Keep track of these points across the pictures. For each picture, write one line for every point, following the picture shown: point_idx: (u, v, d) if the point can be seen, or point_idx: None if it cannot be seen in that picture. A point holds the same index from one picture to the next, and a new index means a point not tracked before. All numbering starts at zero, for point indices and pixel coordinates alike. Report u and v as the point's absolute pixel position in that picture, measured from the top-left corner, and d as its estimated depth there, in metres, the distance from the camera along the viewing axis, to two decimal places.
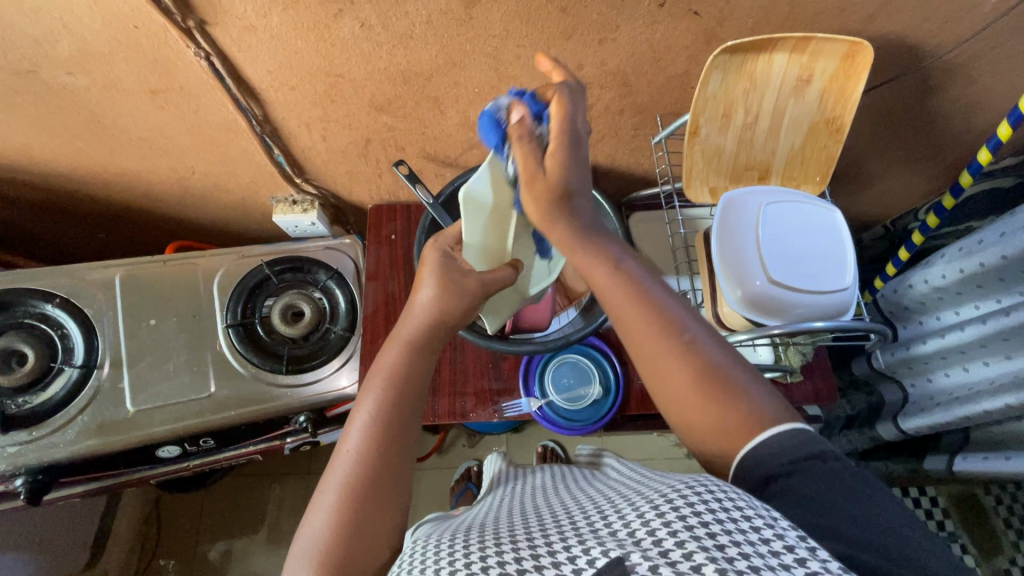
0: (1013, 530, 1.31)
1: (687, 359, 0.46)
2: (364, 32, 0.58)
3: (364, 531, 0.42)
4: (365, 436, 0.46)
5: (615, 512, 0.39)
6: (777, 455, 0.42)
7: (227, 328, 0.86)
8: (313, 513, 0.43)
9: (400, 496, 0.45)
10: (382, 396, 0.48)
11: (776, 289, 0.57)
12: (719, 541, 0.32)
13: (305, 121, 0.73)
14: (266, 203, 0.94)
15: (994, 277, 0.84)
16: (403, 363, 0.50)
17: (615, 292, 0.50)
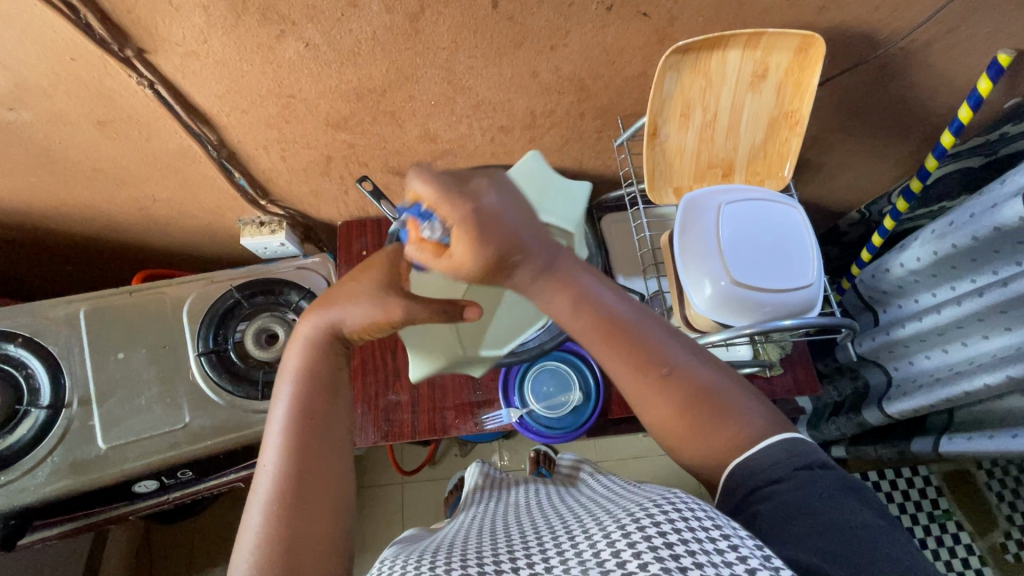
0: (1006, 503, 1.31)
1: (668, 391, 0.47)
2: (310, 52, 0.57)
3: (294, 545, 0.41)
4: (285, 452, 0.45)
5: (583, 530, 0.38)
6: (769, 468, 0.43)
7: (199, 357, 0.84)
8: (242, 535, 0.42)
9: (334, 495, 0.44)
10: (292, 401, 0.47)
11: (741, 289, 0.56)
12: (682, 561, 0.31)
13: (262, 143, 0.72)
14: (233, 226, 0.92)
15: (966, 258, 0.85)
16: (313, 368, 0.49)
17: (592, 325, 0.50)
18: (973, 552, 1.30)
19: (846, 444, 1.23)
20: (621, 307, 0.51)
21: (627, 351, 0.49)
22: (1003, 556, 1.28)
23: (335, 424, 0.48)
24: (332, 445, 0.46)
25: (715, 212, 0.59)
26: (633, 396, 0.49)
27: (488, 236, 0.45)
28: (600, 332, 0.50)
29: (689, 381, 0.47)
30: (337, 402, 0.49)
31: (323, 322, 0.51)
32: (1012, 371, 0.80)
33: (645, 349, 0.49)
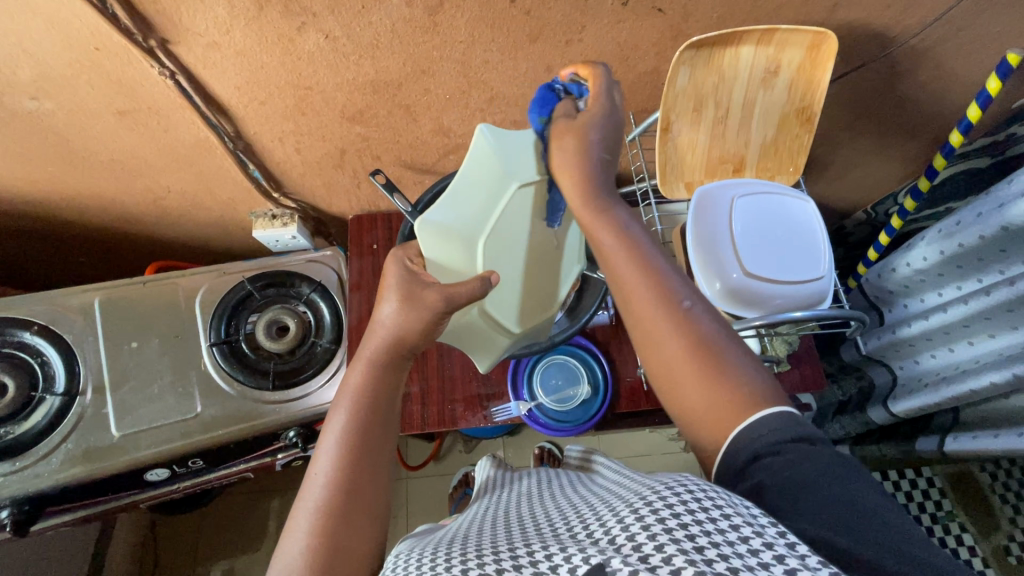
0: (1010, 506, 1.32)
1: (682, 327, 0.47)
2: (329, 44, 0.58)
3: (338, 555, 0.41)
4: (334, 460, 0.45)
5: (597, 516, 0.39)
6: (766, 437, 0.42)
7: (211, 347, 0.85)
8: (286, 539, 0.42)
9: (377, 509, 0.45)
10: (351, 412, 0.48)
11: (753, 281, 0.57)
12: (698, 543, 0.32)
13: (277, 136, 0.73)
14: (246, 218, 0.93)
15: (973, 257, 0.85)
16: (369, 382, 0.50)
17: (618, 252, 0.51)
18: (977, 554, 1.29)
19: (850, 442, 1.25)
20: (651, 248, 0.52)
21: (649, 287, 0.49)
22: (1005, 557, 1.28)
23: (389, 441, 0.49)
24: (384, 461, 0.47)
25: (733, 195, 0.61)
26: (647, 334, 0.49)
27: (603, 132, 0.53)
28: (628, 264, 0.51)
29: (701, 329, 0.47)
30: (392, 420, 0.50)
31: (377, 336, 0.53)
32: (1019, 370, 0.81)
33: (664, 286, 0.49)
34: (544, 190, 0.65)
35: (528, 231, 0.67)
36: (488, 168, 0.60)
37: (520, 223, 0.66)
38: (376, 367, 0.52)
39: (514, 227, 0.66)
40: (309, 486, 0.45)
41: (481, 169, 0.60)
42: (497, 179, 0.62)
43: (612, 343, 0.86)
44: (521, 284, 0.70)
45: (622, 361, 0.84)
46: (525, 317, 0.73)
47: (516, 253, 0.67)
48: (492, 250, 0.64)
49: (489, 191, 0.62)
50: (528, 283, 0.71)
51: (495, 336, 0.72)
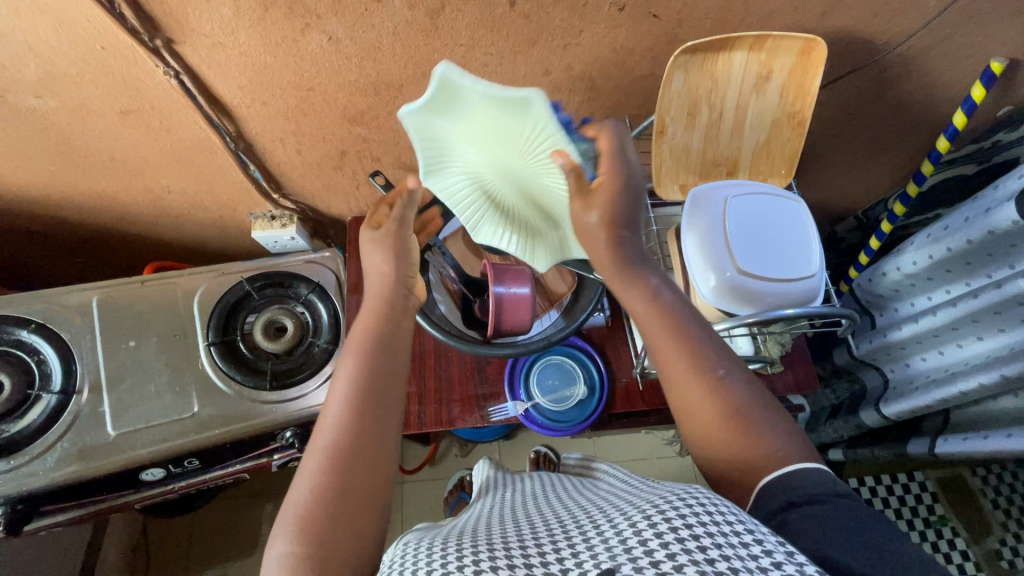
0: (1000, 510, 1.34)
1: (716, 397, 0.49)
2: (332, 45, 0.59)
3: (350, 502, 0.45)
4: (345, 403, 0.50)
5: (606, 520, 0.39)
6: (804, 487, 0.43)
7: (209, 346, 0.86)
8: (299, 480, 0.46)
9: (382, 468, 0.48)
10: (359, 359, 0.52)
11: (746, 278, 0.58)
12: (710, 555, 0.33)
13: (278, 136, 0.74)
14: (245, 220, 0.94)
15: (961, 261, 0.87)
16: (374, 329, 0.55)
17: (652, 319, 0.53)
18: (969, 558, 1.31)
19: (844, 447, 1.24)
20: (684, 312, 0.54)
21: (684, 356, 0.51)
22: (997, 561, 1.29)
23: (395, 387, 0.52)
24: (393, 417, 0.51)
25: (745, 192, 0.61)
26: (675, 395, 0.51)
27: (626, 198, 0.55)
28: (665, 331, 0.52)
29: (734, 396, 0.49)
30: (396, 374, 0.53)
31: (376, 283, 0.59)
32: (1009, 371, 0.82)
33: (699, 354, 0.51)
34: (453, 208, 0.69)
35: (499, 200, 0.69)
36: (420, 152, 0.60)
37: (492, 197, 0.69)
38: (379, 318, 0.56)
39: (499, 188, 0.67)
40: (319, 434, 0.49)
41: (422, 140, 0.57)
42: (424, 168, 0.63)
43: (608, 343, 0.86)
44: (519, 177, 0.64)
45: (619, 362, 0.85)
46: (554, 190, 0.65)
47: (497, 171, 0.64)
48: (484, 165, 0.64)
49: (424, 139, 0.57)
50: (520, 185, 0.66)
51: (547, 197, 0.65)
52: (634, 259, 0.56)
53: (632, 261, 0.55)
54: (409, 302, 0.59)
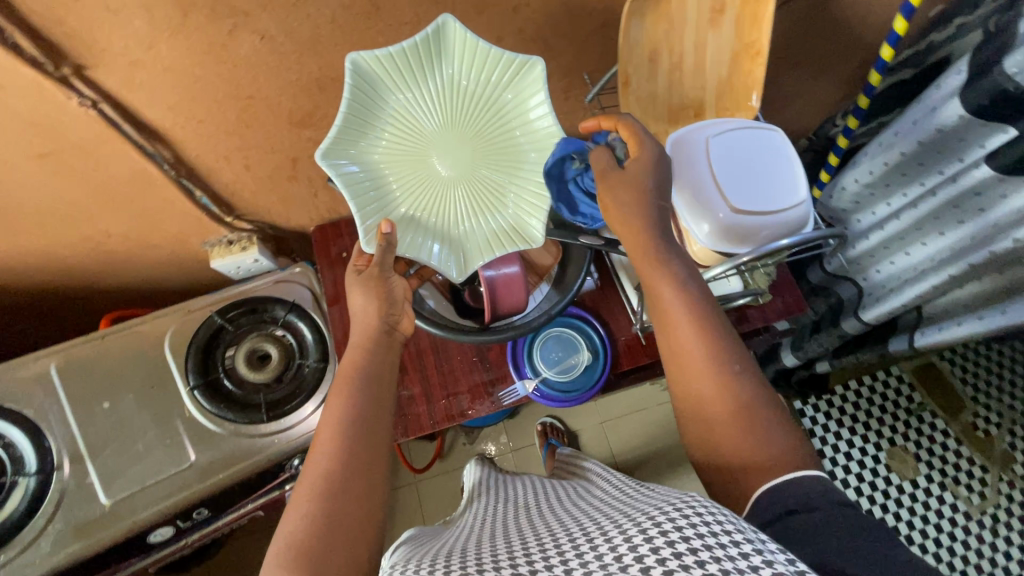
0: (969, 386, 1.45)
1: (728, 387, 0.49)
2: (266, 45, 0.54)
3: (346, 534, 0.42)
4: (341, 427, 0.48)
5: (602, 531, 0.38)
6: (797, 495, 0.42)
7: (192, 390, 0.80)
8: (292, 508, 0.43)
9: (376, 501, 0.46)
10: (353, 385, 0.52)
11: (740, 219, 0.54)
12: (703, 558, 0.31)
13: (222, 154, 0.68)
14: (201, 250, 0.88)
15: (914, 163, 0.93)
16: (366, 356, 0.55)
17: (672, 303, 0.52)
18: (950, 435, 1.42)
19: (830, 358, 1.30)
20: (706, 302, 0.52)
21: (699, 342, 0.50)
22: (973, 433, 1.41)
23: (385, 412, 0.52)
24: (385, 443, 0.50)
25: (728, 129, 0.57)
26: (683, 369, 0.51)
27: (657, 179, 0.53)
28: (686, 322, 0.51)
29: (746, 389, 0.49)
30: (384, 398, 0.53)
31: (359, 315, 0.58)
32: None
33: (713, 343, 0.50)
34: (351, 179, 0.59)
35: (439, 211, 0.64)
36: (369, 106, 0.58)
37: (425, 210, 0.64)
38: (367, 348, 0.56)
39: (442, 193, 0.64)
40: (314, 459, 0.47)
41: (365, 113, 0.58)
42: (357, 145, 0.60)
43: (601, 306, 0.86)
44: (451, 166, 0.64)
45: (616, 321, 0.85)
46: (481, 190, 0.65)
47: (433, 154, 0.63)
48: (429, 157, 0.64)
49: (378, 115, 0.60)
50: (447, 178, 0.64)
51: (503, 190, 0.65)
52: (660, 242, 0.53)
53: (661, 247, 0.53)
54: (389, 322, 0.58)
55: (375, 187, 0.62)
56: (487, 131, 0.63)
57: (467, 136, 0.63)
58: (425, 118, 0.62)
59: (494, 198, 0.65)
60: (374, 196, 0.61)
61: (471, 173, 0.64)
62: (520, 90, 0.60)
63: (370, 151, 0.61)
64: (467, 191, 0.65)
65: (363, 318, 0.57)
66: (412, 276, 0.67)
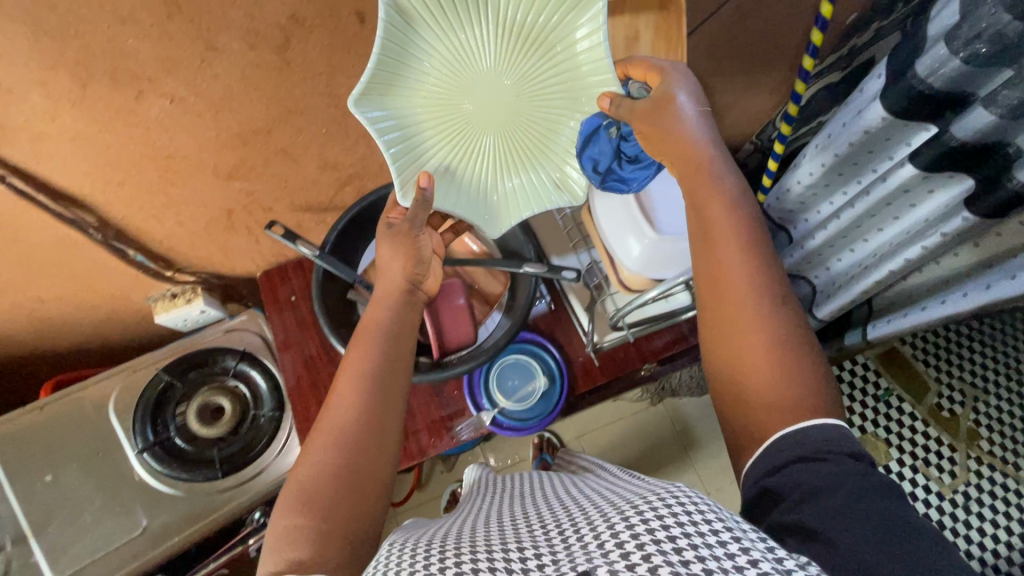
0: (932, 368, 1.49)
1: (773, 315, 0.46)
2: (177, 107, 0.53)
3: (350, 480, 0.46)
4: (362, 380, 0.52)
5: (587, 521, 0.36)
6: (817, 441, 0.41)
7: (140, 453, 0.77)
8: (308, 454, 0.48)
9: (387, 451, 0.50)
10: (375, 345, 0.55)
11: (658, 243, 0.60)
12: (687, 557, 0.29)
13: (150, 213, 0.67)
14: (144, 306, 0.86)
15: (848, 163, 0.92)
16: (387, 319, 0.58)
17: (722, 224, 0.50)
18: (918, 418, 1.44)
19: None
20: (754, 222, 0.51)
21: (744, 261, 0.48)
22: (939, 414, 1.44)
23: (401, 372, 0.55)
24: (399, 401, 0.53)
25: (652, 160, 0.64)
26: (727, 302, 0.48)
27: (691, 93, 0.52)
28: (730, 240, 0.49)
29: (783, 321, 0.46)
30: (400, 360, 0.55)
31: (386, 276, 0.61)
32: None
33: (762, 265, 0.49)
34: (386, 127, 0.54)
35: (474, 158, 0.61)
36: (406, 45, 0.50)
37: (460, 157, 0.61)
38: (387, 305, 0.59)
39: (479, 137, 0.60)
40: (330, 412, 0.51)
41: (404, 52, 0.51)
42: (393, 90, 0.53)
43: (556, 329, 0.86)
44: (495, 113, 0.59)
45: (571, 344, 0.85)
46: (522, 143, 0.61)
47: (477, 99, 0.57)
48: (469, 100, 0.58)
49: (418, 52, 0.52)
50: (488, 125, 0.59)
51: (547, 136, 0.61)
52: (707, 158, 0.52)
53: (705, 164, 0.52)
54: (413, 280, 0.62)
55: (408, 133, 0.57)
56: (535, 73, 0.56)
57: (512, 77, 0.57)
58: (469, 55, 0.54)
59: (536, 149, 0.62)
60: (411, 145, 0.58)
61: (513, 117, 0.59)
62: (579, 38, 0.52)
63: (408, 95, 0.55)
64: (506, 138, 0.61)
65: (388, 278, 0.61)
66: (448, 227, 0.71)
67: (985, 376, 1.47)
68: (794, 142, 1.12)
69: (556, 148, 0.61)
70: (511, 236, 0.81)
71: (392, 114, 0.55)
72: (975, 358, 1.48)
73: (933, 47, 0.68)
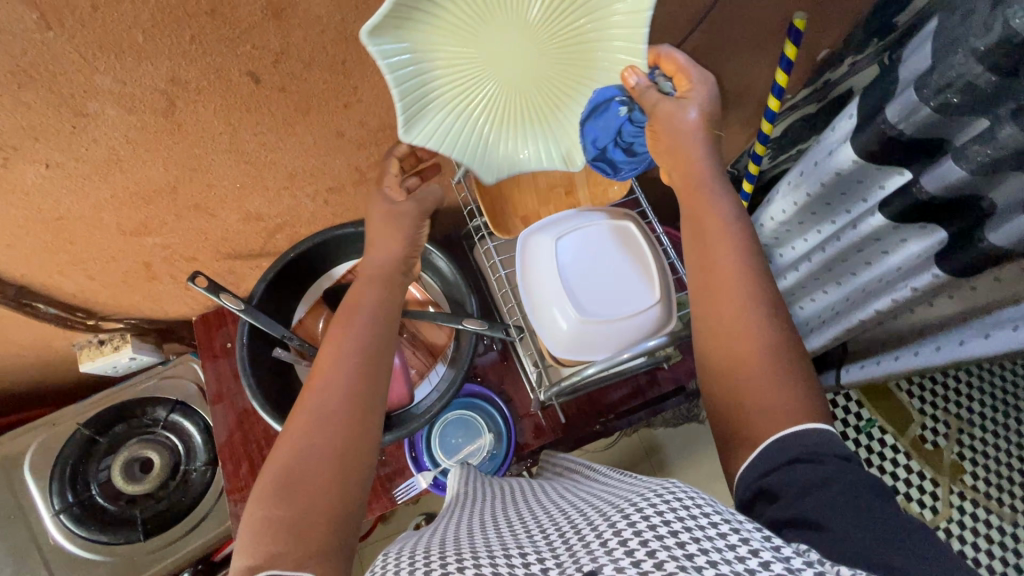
0: (916, 397, 1.32)
1: (765, 324, 0.46)
2: (56, 172, 0.48)
3: (330, 464, 0.44)
4: (350, 359, 0.50)
5: (587, 521, 0.37)
6: (812, 446, 0.40)
7: (57, 515, 0.74)
8: (284, 440, 0.45)
9: (370, 430, 0.47)
10: (361, 326, 0.52)
11: (584, 326, 0.55)
12: (690, 549, 0.30)
13: (55, 270, 0.62)
14: (69, 355, 0.81)
15: (821, 203, 0.83)
16: (371, 300, 0.55)
17: (722, 229, 0.49)
18: (900, 450, 1.28)
19: None
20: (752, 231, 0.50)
21: (741, 268, 0.47)
22: (923, 446, 1.28)
23: (386, 356, 0.52)
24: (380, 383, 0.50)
25: (583, 225, 0.58)
26: (716, 304, 0.47)
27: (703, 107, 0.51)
28: (729, 244, 0.48)
29: (771, 334, 0.45)
30: (385, 342, 0.52)
31: (376, 262, 0.58)
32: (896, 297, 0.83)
33: (758, 272, 0.48)
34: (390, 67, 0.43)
35: (476, 113, 0.51)
36: None
37: (461, 110, 0.50)
38: (374, 288, 0.56)
39: (484, 90, 0.50)
40: (313, 392, 0.48)
41: None
42: (404, 20, 0.41)
43: (505, 381, 0.82)
44: (518, 65, 0.49)
45: (521, 398, 0.81)
46: (530, 102, 0.52)
47: (500, 53, 0.48)
48: (487, 46, 0.47)
49: None
50: (503, 86, 0.50)
51: (561, 99, 0.52)
52: (713, 166, 0.51)
53: (713, 173, 0.50)
54: (409, 266, 0.60)
55: (411, 74, 0.45)
56: (564, 24, 0.47)
57: (539, 26, 0.47)
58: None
59: (543, 111, 0.53)
60: (422, 101, 0.47)
61: (530, 71, 0.50)
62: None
63: (418, 31, 0.43)
64: (517, 97, 0.51)
65: (373, 262, 0.58)
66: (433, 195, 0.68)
67: (970, 405, 1.31)
68: (773, 168, 1.07)
69: (564, 114, 0.54)
70: (454, 284, 0.76)
71: (405, 59, 0.44)
72: (963, 377, 1.33)
73: (902, 92, 0.60)
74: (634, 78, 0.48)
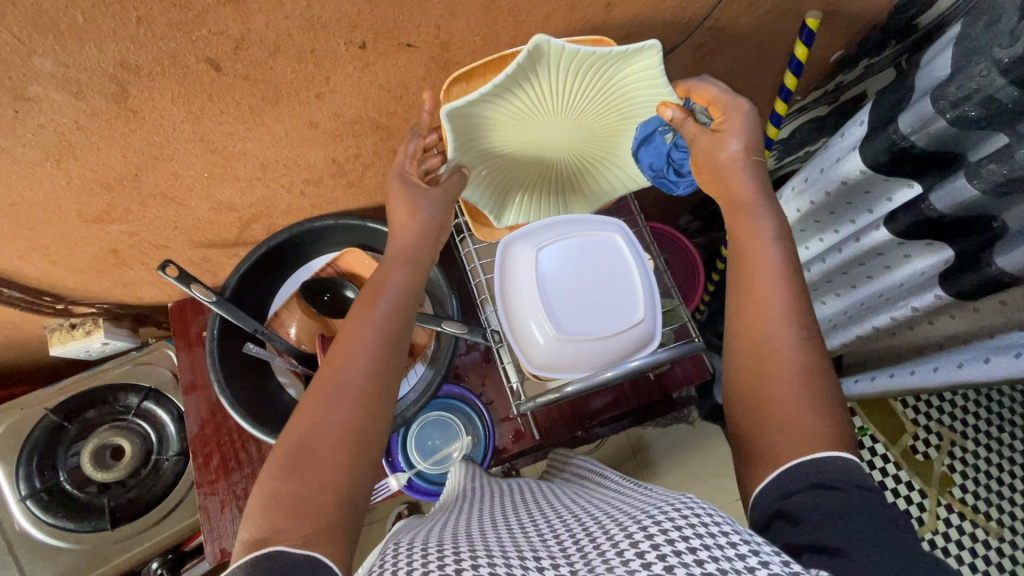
0: (911, 407, 1.29)
1: (804, 350, 0.44)
2: (3, 157, 0.45)
3: (341, 444, 0.43)
4: (376, 334, 0.48)
5: (597, 525, 0.35)
6: (832, 475, 0.38)
7: (24, 500, 0.73)
8: (301, 410, 0.45)
9: (384, 411, 0.47)
10: (383, 302, 0.50)
11: (563, 344, 0.54)
12: (704, 562, 0.29)
13: (16, 255, 0.60)
14: (39, 337, 0.79)
15: (827, 211, 0.78)
16: (394, 276, 0.52)
17: (763, 259, 0.47)
18: (890, 460, 1.26)
19: None
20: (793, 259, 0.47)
21: (783, 296, 0.45)
22: (914, 457, 1.26)
23: (404, 339, 0.50)
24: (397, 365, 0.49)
25: (573, 236, 0.57)
26: (755, 328, 0.46)
27: (745, 137, 0.47)
28: (770, 274, 0.46)
29: (800, 356, 0.44)
30: (404, 326, 0.50)
31: (395, 233, 0.54)
32: (897, 314, 0.79)
33: (797, 301, 0.46)
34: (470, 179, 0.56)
35: (546, 168, 0.62)
36: (466, 129, 0.48)
37: (533, 171, 0.62)
38: (397, 261, 0.53)
39: (548, 152, 0.59)
40: (336, 363, 0.47)
41: (468, 133, 0.49)
42: (464, 154, 0.53)
43: (486, 384, 0.79)
44: (564, 139, 0.56)
45: (500, 401, 0.79)
46: (586, 151, 0.60)
47: (542, 138, 0.55)
48: (534, 137, 0.55)
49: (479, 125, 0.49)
50: (554, 148, 0.58)
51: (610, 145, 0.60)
52: (754, 196, 0.48)
53: (752, 201, 0.49)
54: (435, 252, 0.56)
55: (483, 173, 0.58)
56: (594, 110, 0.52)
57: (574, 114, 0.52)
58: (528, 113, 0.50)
59: (602, 152, 0.61)
60: (498, 182, 0.60)
61: (575, 138, 0.57)
62: (630, 77, 0.46)
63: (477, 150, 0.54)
64: (571, 151, 0.59)
65: (400, 234, 0.53)
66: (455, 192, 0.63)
67: (964, 417, 1.28)
68: (777, 170, 1.04)
69: (617, 150, 0.60)
70: (435, 282, 0.73)
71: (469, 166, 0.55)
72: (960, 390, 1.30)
73: (919, 100, 0.55)
74: (669, 110, 0.48)
